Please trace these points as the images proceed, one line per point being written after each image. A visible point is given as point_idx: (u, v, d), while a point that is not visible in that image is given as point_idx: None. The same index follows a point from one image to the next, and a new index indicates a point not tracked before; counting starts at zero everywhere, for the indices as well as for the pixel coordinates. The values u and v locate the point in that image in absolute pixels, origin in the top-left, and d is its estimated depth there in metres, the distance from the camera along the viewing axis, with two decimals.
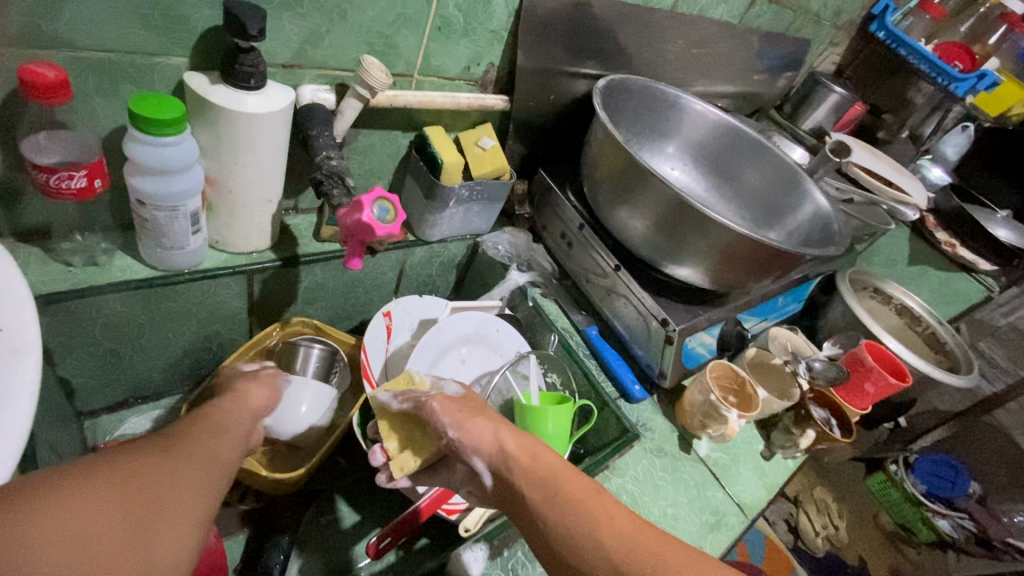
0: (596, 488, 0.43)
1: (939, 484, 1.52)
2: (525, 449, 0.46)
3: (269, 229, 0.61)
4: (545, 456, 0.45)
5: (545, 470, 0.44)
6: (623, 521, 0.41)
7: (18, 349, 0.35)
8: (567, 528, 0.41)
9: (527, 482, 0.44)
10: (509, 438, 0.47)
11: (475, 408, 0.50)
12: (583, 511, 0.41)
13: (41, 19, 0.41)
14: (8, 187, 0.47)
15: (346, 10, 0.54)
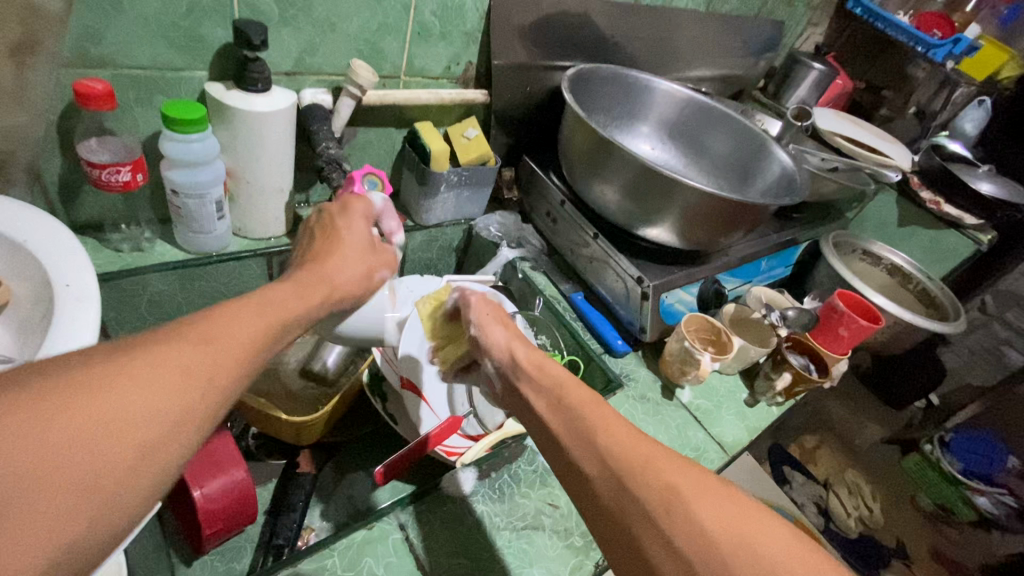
0: (598, 399, 0.44)
1: (975, 461, 1.65)
2: (534, 363, 0.49)
3: (283, 217, 0.71)
4: (553, 368, 0.48)
5: (556, 378, 0.47)
6: (622, 433, 0.41)
7: (82, 298, 0.46)
8: (561, 427, 0.43)
9: (534, 387, 0.47)
10: (521, 353, 0.51)
11: (502, 317, 0.56)
12: (581, 414, 0.43)
13: (88, 43, 0.51)
14: (69, 185, 0.59)
15: (335, 23, 0.63)
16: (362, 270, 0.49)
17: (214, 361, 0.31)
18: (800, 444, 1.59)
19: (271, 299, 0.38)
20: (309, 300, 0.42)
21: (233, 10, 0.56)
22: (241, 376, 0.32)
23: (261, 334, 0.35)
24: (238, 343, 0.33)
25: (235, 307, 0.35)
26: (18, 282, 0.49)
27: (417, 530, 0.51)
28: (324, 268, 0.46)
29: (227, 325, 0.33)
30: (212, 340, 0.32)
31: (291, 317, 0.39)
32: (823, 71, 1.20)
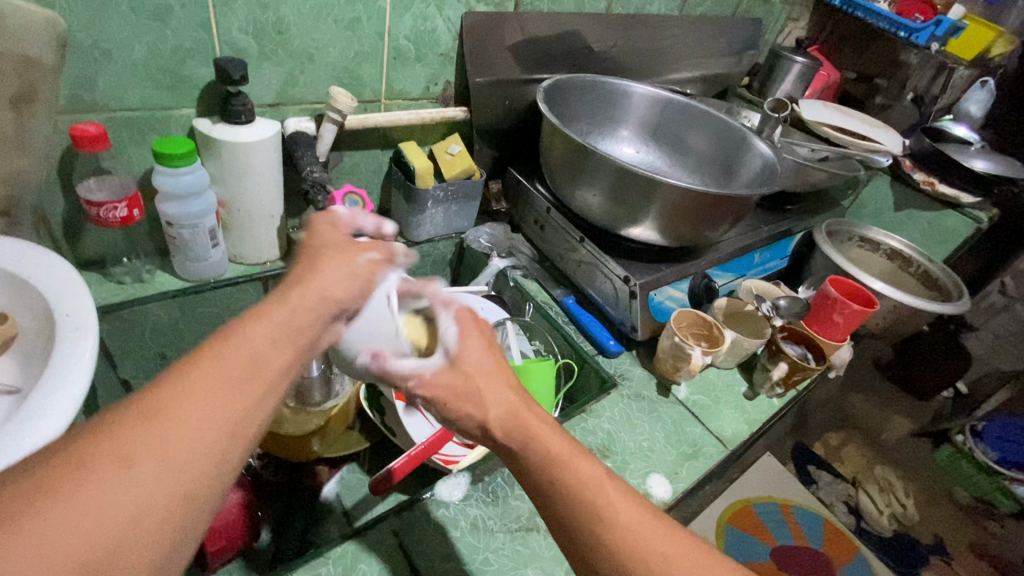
0: (603, 472, 0.41)
1: (1014, 450, 1.49)
2: (505, 422, 0.43)
3: (276, 241, 0.73)
4: (549, 439, 0.42)
5: (549, 451, 0.42)
6: (630, 518, 0.39)
7: (80, 327, 0.49)
8: (567, 512, 0.40)
9: (527, 468, 0.42)
10: (493, 419, 0.42)
11: (460, 387, 0.43)
12: (584, 498, 0.40)
13: (82, 90, 0.55)
14: (73, 225, 0.63)
15: (313, 54, 0.67)
16: (358, 276, 0.40)
17: (198, 430, 0.27)
18: (824, 442, 1.48)
19: (250, 328, 0.32)
20: (305, 316, 0.34)
21: (215, 49, 0.60)
22: (222, 437, 0.28)
23: (238, 380, 0.29)
24: (207, 403, 0.28)
25: (200, 357, 0.29)
26: (24, 317, 0.52)
27: (410, 536, 0.52)
28: (314, 275, 0.37)
29: (185, 386, 0.28)
30: (172, 411, 0.27)
31: (285, 344, 0.32)
32: (806, 64, 1.20)
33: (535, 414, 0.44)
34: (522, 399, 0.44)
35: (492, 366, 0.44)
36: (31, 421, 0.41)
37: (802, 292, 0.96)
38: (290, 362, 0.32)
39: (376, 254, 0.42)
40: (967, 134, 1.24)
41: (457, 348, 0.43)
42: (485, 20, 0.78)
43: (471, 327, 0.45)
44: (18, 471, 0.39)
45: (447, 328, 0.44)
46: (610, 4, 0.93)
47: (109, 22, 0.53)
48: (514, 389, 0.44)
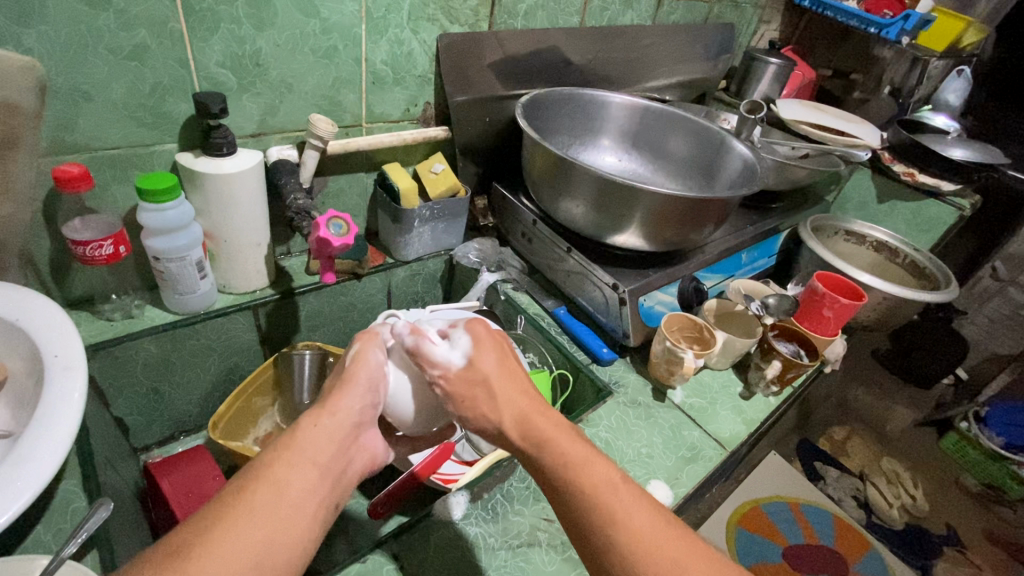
0: (613, 477, 0.43)
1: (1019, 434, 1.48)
2: (518, 425, 0.46)
3: (265, 269, 0.74)
4: (567, 445, 0.44)
5: (566, 456, 0.43)
6: (643, 523, 0.40)
7: (70, 366, 0.49)
8: (578, 515, 0.42)
9: (544, 468, 0.44)
10: (507, 420, 0.46)
11: (481, 386, 0.46)
12: (595, 501, 0.41)
13: (62, 133, 0.56)
14: (60, 265, 0.63)
15: (291, 84, 0.68)
16: (363, 384, 0.46)
17: (268, 528, 0.35)
18: (828, 437, 1.47)
19: (272, 466, 0.38)
20: (320, 450, 0.41)
21: (194, 84, 0.61)
22: (244, 570, 0.33)
23: (261, 516, 0.35)
24: (232, 538, 0.34)
25: (245, 491, 0.37)
26: (13, 360, 0.52)
27: (410, 559, 0.51)
28: (323, 406, 0.44)
29: (218, 526, 0.34)
30: (201, 550, 0.33)
31: (299, 477, 0.38)
32: (780, 65, 1.22)
33: (546, 418, 0.46)
34: (536, 407, 0.47)
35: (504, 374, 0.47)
36: (23, 465, 0.41)
37: (791, 288, 0.97)
38: (303, 495, 0.38)
39: (358, 342, 0.49)
40: (946, 124, 1.25)
41: (474, 352, 0.47)
42: (460, 40, 0.79)
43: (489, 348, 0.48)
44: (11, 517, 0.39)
45: (459, 340, 0.48)
46: (583, 18, 0.95)
47: (86, 64, 0.54)
48: (527, 398, 0.47)
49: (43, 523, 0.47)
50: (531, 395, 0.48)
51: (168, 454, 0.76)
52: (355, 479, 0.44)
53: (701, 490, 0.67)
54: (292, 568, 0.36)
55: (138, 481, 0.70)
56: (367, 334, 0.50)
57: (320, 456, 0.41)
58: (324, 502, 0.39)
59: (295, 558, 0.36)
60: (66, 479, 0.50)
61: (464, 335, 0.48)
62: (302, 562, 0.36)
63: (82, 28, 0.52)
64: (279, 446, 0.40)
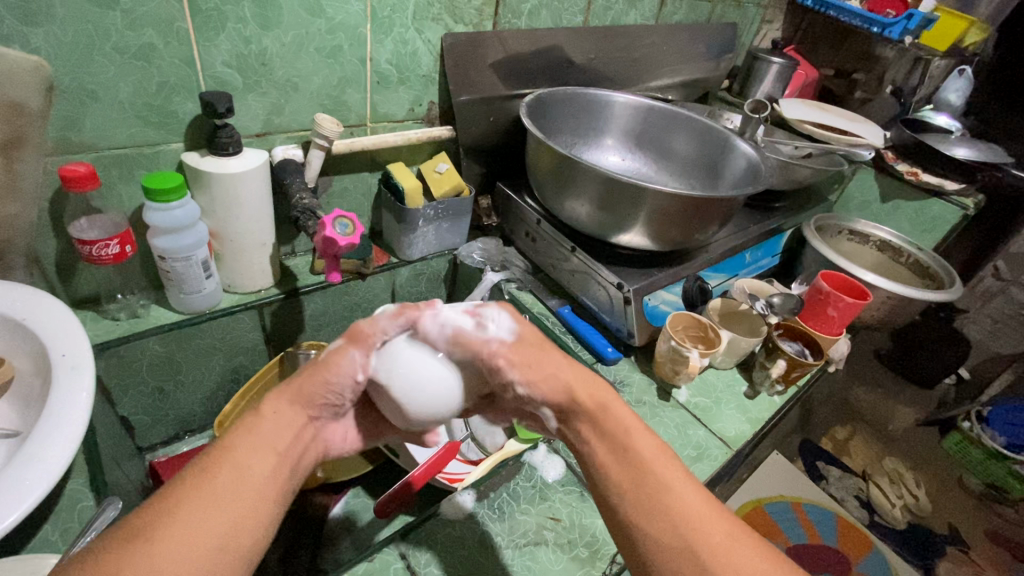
0: (663, 449, 0.44)
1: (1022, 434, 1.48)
2: (590, 388, 0.47)
3: (270, 268, 0.74)
4: (622, 413, 0.46)
5: (620, 422, 0.45)
6: (689, 492, 0.41)
7: (77, 365, 0.49)
8: (635, 479, 0.42)
9: (597, 430, 0.45)
10: (574, 382, 0.47)
11: (534, 351, 0.47)
12: (657, 465, 0.43)
13: (69, 132, 0.56)
14: (65, 264, 0.64)
15: (296, 83, 0.68)
16: (334, 388, 0.43)
17: (230, 511, 0.34)
18: (831, 437, 1.47)
19: (232, 450, 0.37)
20: (284, 434, 0.40)
21: (200, 84, 0.61)
22: (205, 555, 0.33)
23: (223, 501, 0.35)
24: (194, 521, 0.33)
25: (206, 474, 0.36)
26: (20, 359, 0.52)
27: (418, 558, 0.51)
28: (286, 391, 0.42)
29: (178, 509, 0.33)
30: (160, 535, 0.32)
31: (262, 461, 0.37)
32: (783, 64, 1.22)
33: (605, 387, 0.48)
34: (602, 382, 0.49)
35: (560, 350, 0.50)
36: (31, 464, 0.41)
37: (795, 288, 0.97)
38: (267, 478, 0.37)
39: (343, 341, 0.44)
40: (948, 123, 1.26)
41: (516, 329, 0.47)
42: (464, 40, 0.79)
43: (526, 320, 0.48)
44: (19, 515, 0.39)
45: (500, 320, 0.47)
46: (586, 18, 0.94)
47: (93, 63, 0.54)
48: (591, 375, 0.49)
49: (50, 521, 0.48)
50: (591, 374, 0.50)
51: (173, 453, 0.76)
52: (314, 461, 0.43)
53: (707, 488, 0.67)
54: (256, 551, 0.35)
55: (143, 480, 0.70)
56: (353, 333, 0.45)
57: (285, 440, 0.40)
58: (286, 485, 0.39)
59: (262, 537, 0.36)
60: (73, 478, 0.50)
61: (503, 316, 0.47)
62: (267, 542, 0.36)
63: (89, 27, 0.52)
64: (240, 429, 0.39)
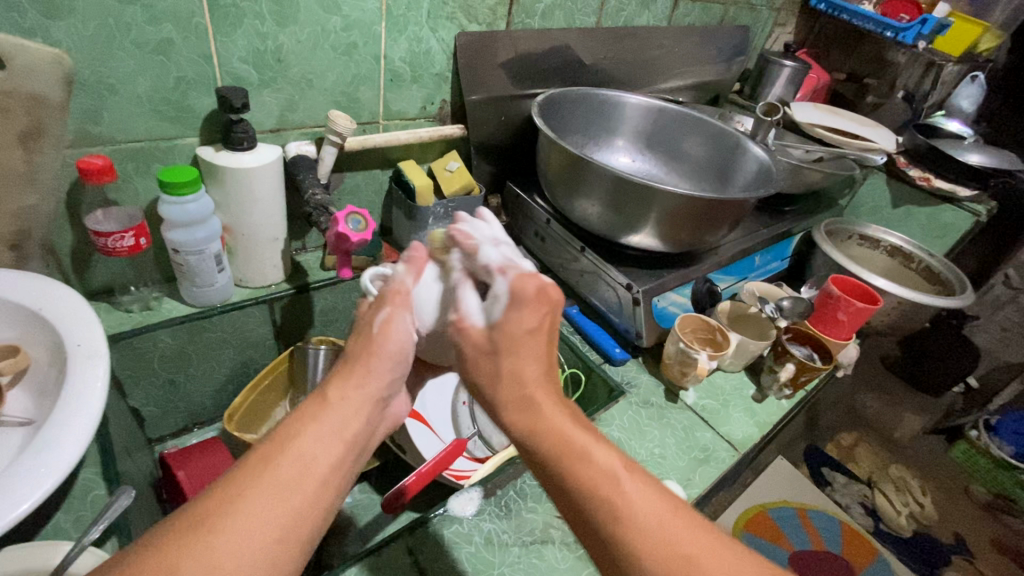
0: (607, 468, 0.38)
1: None
2: (517, 403, 0.41)
3: (281, 264, 0.75)
4: (556, 418, 0.40)
5: (561, 438, 0.39)
6: (644, 508, 0.36)
7: (93, 355, 0.49)
8: (583, 499, 0.37)
9: (539, 456, 0.39)
10: (501, 398, 0.41)
11: (501, 342, 0.42)
12: (599, 495, 0.37)
13: (88, 124, 0.57)
14: (81, 255, 0.65)
15: (311, 80, 0.68)
16: (395, 354, 0.45)
17: (292, 504, 0.35)
18: (836, 443, 1.46)
19: (297, 437, 0.38)
20: (348, 424, 0.40)
21: (216, 79, 0.62)
22: (269, 542, 0.33)
23: (287, 489, 0.35)
24: (255, 512, 0.33)
25: (271, 461, 0.36)
26: (36, 348, 0.53)
27: (425, 554, 0.52)
28: (350, 376, 0.43)
29: (241, 498, 0.34)
30: (223, 524, 0.32)
31: (325, 451, 0.38)
32: (795, 67, 1.21)
33: (547, 401, 0.41)
34: (544, 379, 0.42)
35: (531, 337, 0.42)
36: (46, 450, 0.42)
37: (804, 292, 0.96)
38: (330, 469, 0.38)
39: (388, 307, 0.46)
40: (960, 129, 1.25)
41: (508, 306, 0.43)
42: (477, 39, 0.79)
43: (531, 285, 0.43)
44: (37, 499, 0.39)
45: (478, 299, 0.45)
46: (598, 18, 0.94)
47: (114, 58, 0.55)
48: (539, 371, 0.42)
49: (63, 508, 0.48)
50: (545, 365, 0.43)
51: (181, 445, 0.77)
52: (374, 446, 0.44)
53: (713, 491, 0.67)
54: (313, 540, 0.36)
55: (153, 472, 0.70)
56: (396, 298, 0.47)
57: (349, 427, 0.40)
58: (347, 475, 0.39)
59: (316, 531, 0.36)
60: (86, 468, 0.51)
61: (504, 287, 0.43)
62: (320, 537, 0.37)
63: (110, 21, 0.53)
64: (306, 416, 0.40)
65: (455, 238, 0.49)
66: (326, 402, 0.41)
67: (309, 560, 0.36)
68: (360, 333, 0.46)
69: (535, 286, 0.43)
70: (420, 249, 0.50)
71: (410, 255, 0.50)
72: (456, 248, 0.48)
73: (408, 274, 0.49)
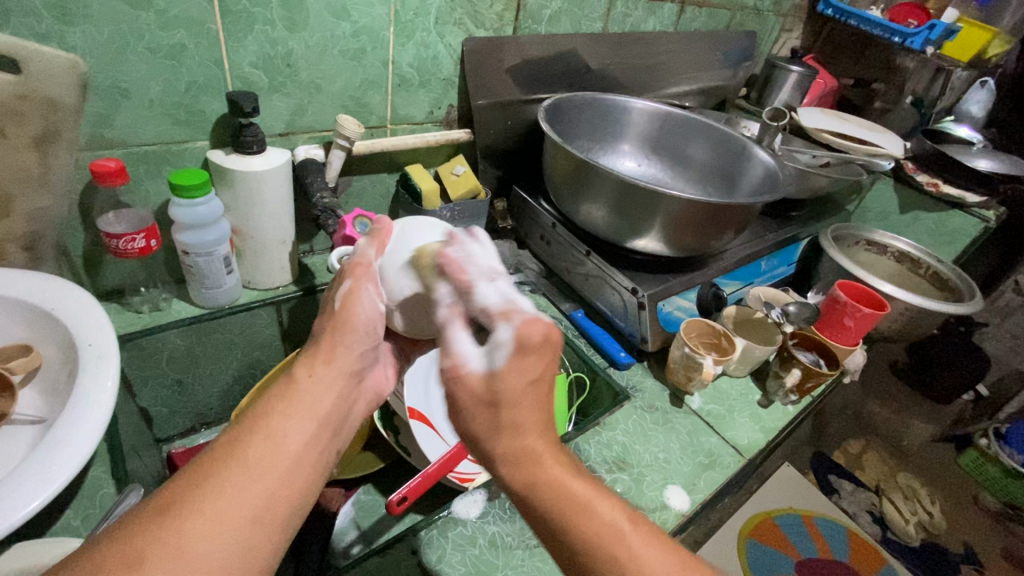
0: (616, 525, 0.37)
1: None
2: (516, 459, 0.39)
3: (289, 266, 0.75)
4: (561, 476, 0.39)
5: (568, 495, 0.38)
6: (653, 564, 0.37)
7: (103, 354, 0.50)
8: (590, 559, 0.37)
9: (541, 513, 0.38)
10: (501, 455, 0.39)
11: (499, 396, 0.39)
12: (608, 554, 0.37)
13: (101, 128, 0.58)
14: (93, 256, 0.66)
15: (320, 84, 0.69)
16: (361, 327, 0.47)
17: (265, 485, 0.35)
18: (844, 450, 1.44)
19: (266, 420, 0.38)
20: (320, 402, 0.41)
21: (227, 84, 0.63)
22: (243, 525, 0.33)
23: (256, 470, 0.35)
24: (227, 494, 0.33)
25: (240, 444, 0.36)
26: (47, 347, 0.54)
27: (429, 555, 0.52)
28: (318, 355, 0.44)
29: (212, 480, 0.34)
30: (194, 506, 0.32)
31: (297, 430, 0.38)
32: (802, 72, 1.21)
33: (549, 457, 0.39)
34: (546, 431, 0.40)
35: (531, 389, 0.40)
36: (55, 448, 0.42)
37: (810, 297, 0.96)
38: (303, 447, 0.38)
39: (349, 279, 0.47)
40: (969, 134, 1.24)
41: (507, 358, 0.39)
42: (483, 44, 0.79)
43: (538, 332, 0.40)
44: (46, 497, 0.40)
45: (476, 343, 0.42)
46: (605, 24, 0.95)
47: (127, 62, 0.56)
48: (537, 425, 0.40)
49: (72, 506, 0.49)
50: (546, 414, 0.41)
51: (189, 444, 0.77)
52: (353, 423, 0.45)
53: (718, 496, 0.67)
54: (293, 521, 0.36)
55: (160, 471, 0.71)
56: (359, 270, 0.48)
57: (317, 403, 0.41)
58: (324, 454, 0.39)
59: (296, 508, 0.36)
60: (95, 466, 0.52)
61: (508, 334, 0.40)
62: (300, 516, 0.37)
63: (123, 27, 0.54)
64: (276, 400, 0.40)
65: (446, 265, 0.45)
66: (293, 381, 0.42)
67: (289, 542, 0.35)
68: (329, 310, 0.47)
69: (541, 333, 0.40)
70: (386, 223, 0.51)
71: (376, 231, 0.51)
72: (445, 279, 0.44)
73: (370, 247, 0.49)
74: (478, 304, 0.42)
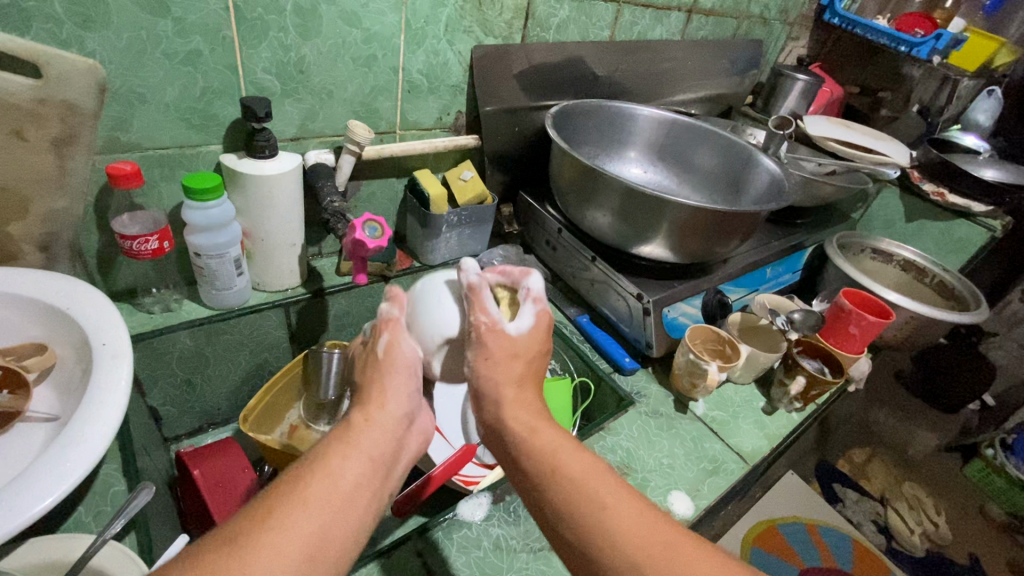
0: (595, 465, 0.42)
1: None
2: (515, 399, 0.46)
3: (298, 268, 0.76)
4: (544, 430, 0.44)
5: (548, 443, 0.43)
6: (621, 506, 0.39)
7: (117, 355, 0.51)
8: (566, 499, 0.40)
9: (526, 453, 0.43)
10: (505, 397, 0.46)
11: (522, 352, 0.48)
12: (586, 491, 0.40)
13: (118, 132, 0.59)
14: (106, 257, 0.67)
15: (332, 90, 0.70)
16: (403, 369, 0.46)
17: (322, 522, 0.35)
18: (848, 459, 1.44)
19: (325, 459, 0.38)
20: (374, 443, 0.41)
21: (240, 89, 0.64)
22: (301, 562, 0.33)
23: (314, 507, 0.35)
24: (286, 530, 0.33)
25: (301, 483, 0.36)
26: (63, 347, 0.54)
27: (434, 557, 0.52)
28: (370, 400, 0.44)
29: (272, 517, 0.34)
30: (254, 541, 0.32)
31: (352, 469, 0.38)
32: (808, 81, 1.22)
33: (525, 405, 0.46)
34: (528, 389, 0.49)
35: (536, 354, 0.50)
36: (69, 447, 0.43)
37: (816, 305, 0.96)
38: (357, 485, 0.38)
39: (385, 333, 0.49)
40: (976, 143, 1.24)
41: (530, 329, 0.49)
42: (492, 51, 0.80)
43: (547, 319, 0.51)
44: (60, 495, 0.41)
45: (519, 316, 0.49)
46: (613, 32, 0.95)
47: (145, 68, 0.57)
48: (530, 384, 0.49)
49: (84, 502, 0.50)
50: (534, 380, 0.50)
51: (195, 443, 0.78)
52: (405, 470, 0.44)
53: (722, 503, 0.67)
54: (347, 559, 0.36)
55: (168, 470, 0.72)
56: (390, 323, 0.50)
57: (370, 445, 0.41)
58: (376, 494, 0.39)
59: (349, 549, 0.36)
60: (108, 463, 0.53)
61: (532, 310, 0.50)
62: (352, 558, 0.36)
63: (142, 33, 0.55)
64: (335, 439, 0.40)
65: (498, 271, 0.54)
66: (348, 424, 0.42)
67: None
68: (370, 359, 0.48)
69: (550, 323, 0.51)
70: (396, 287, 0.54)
71: (390, 295, 0.53)
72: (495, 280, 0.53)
73: (394, 306, 0.52)
74: (524, 287, 0.51)
